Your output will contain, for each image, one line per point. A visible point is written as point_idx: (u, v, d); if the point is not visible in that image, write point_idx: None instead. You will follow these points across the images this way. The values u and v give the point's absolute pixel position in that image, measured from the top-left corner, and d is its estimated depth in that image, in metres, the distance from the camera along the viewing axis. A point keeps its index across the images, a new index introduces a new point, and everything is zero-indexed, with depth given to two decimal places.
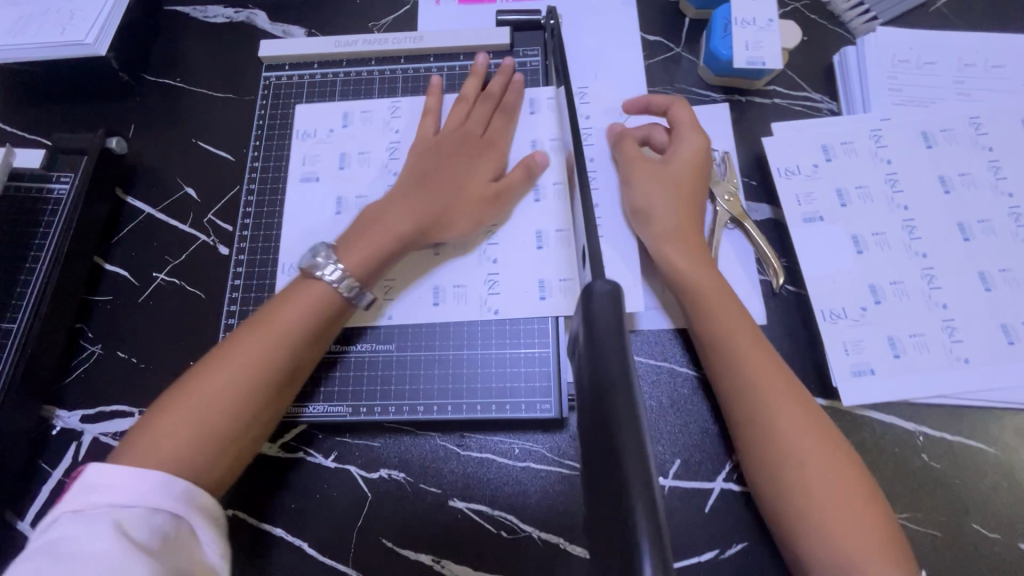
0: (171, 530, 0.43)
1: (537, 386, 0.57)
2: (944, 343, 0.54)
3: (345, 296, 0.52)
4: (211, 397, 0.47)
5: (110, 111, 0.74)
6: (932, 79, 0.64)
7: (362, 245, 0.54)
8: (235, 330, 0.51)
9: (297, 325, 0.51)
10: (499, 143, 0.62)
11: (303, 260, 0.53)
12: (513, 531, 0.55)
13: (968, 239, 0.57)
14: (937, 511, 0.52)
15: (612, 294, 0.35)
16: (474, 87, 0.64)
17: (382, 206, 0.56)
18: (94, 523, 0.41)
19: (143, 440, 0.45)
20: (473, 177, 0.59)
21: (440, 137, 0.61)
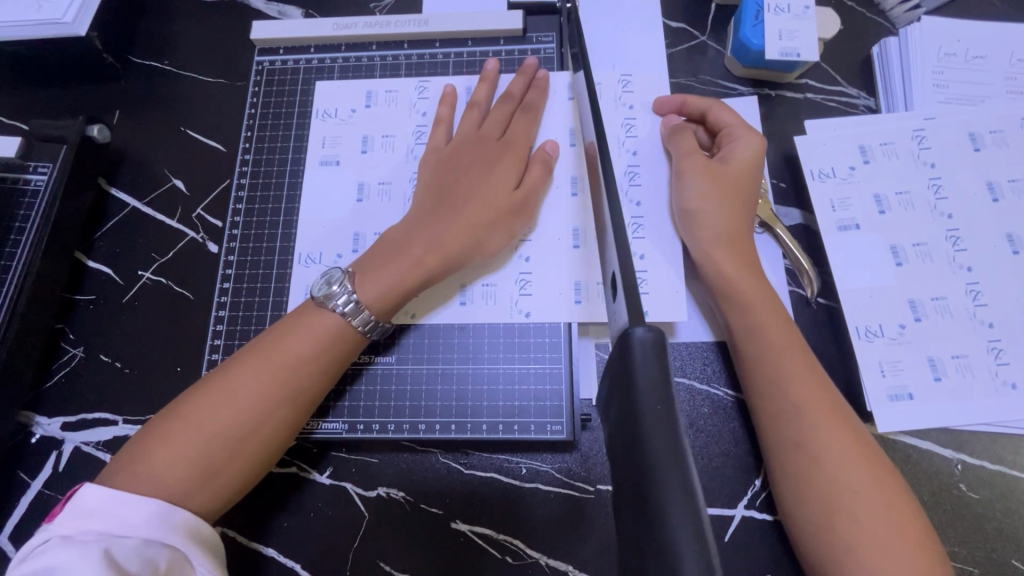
0: (168, 560, 0.40)
1: (547, 406, 0.53)
2: (989, 366, 0.50)
3: (360, 330, 0.49)
4: (210, 431, 0.44)
5: (93, 95, 0.69)
6: (980, 75, 0.59)
7: (381, 277, 0.50)
8: (238, 356, 0.48)
9: (307, 359, 0.47)
10: (520, 147, 0.56)
11: (317, 286, 0.50)
12: (519, 557, 0.52)
13: (1018, 252, 0.53)
14: (975, 546, 0.49)
15: (655, 346, 0.30)
16: (486, 93, 0.60)
17: (400, 235, 0.52)
18: (85, 550, 0.38)
19: (136, 469, 0.43)
20: (496, 184, 0.54)
21: (454, 148, 0.57)
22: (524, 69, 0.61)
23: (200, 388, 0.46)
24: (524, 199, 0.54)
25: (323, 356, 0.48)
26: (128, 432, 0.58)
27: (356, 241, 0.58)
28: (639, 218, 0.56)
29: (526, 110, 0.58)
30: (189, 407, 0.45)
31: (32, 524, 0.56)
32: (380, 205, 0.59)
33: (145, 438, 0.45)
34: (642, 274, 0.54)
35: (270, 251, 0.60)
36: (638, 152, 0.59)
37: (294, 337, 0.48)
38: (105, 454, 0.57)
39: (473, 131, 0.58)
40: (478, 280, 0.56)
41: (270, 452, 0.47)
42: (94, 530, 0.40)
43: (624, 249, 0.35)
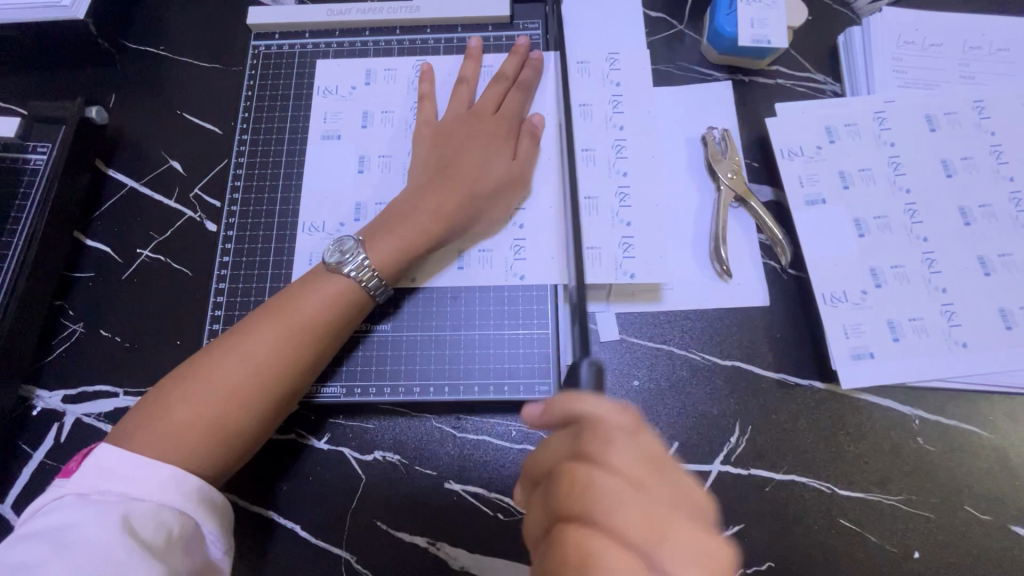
0: (180, 526, 0.42)
1: (536, 368, 0.56)
2: (943, 328, 0.54)
3: (371, 293, 0.52)
4: (222, 392, 0.46)
5: (90, 80, 0.70)
6: (936, 61, 0.64)
7: (391, 240, 0.53)
8: (247, 320, 0.50)
9: (315, 323, 0.50)
10: (512, 120, 0.60)
11: (329, 253, 0.52)
12: (509, 513, 0.55)
13: (970, 223, 0.57)
14: (928, 493, 0.53)
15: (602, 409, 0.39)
16: (474, 69, 0.63)
17: (405, 204, 0.55)
18: (103, 512, 0.40)
19: (152, 429, 0.45)
20: (493, 158, 0.57)
21: (449, 122, 0.60)
22: (516, 49, 0.63)
23: (209, 352, 0.48)
24: (522, 172, 0.58)
25: (329, 320, 0.50)
26: (129, 404, 0.60)
27: (357, 211, 0.61)
28: (624, 188, 0.59)
29: (519, 86, 0.61)
30: (200, 370, 0.47)
31: (33, 494, 0.57)
32: (380, 176, 0.62)
33: (155, 402, 0.46)
34: (627, 240, 0.57)
35: (270, 221, 0.62)
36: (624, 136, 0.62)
37: (302, 303, 0.50)
38: (106, 425, 0.59)
39: (466, 107, 0.61)
40: (475, 246, 0.59)
41: (278, 414, 0.49)
42: (109, 491, 0.42)
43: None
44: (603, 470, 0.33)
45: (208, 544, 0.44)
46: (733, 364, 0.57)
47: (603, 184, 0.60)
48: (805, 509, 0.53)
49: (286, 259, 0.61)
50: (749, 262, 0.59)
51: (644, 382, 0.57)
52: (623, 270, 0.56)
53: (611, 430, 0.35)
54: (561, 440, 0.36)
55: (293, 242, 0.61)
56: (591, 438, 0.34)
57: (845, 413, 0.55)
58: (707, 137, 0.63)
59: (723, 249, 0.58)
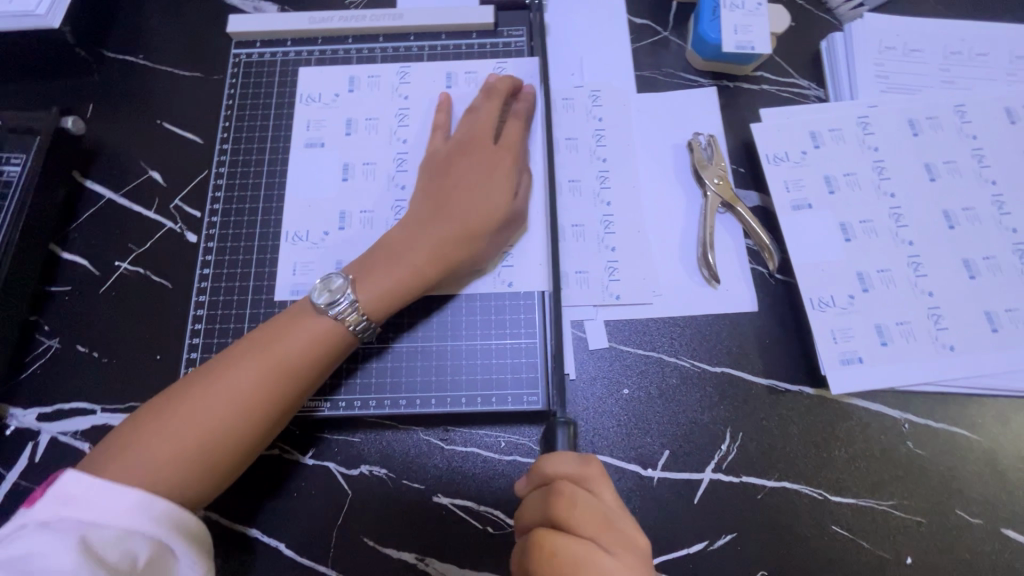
0: (149, 552, 0.41)
1: (523, 377, 0.55)
2: (930, 331, 0.55)
3: (357, 334, 0.51)
4: (202, 429, 0.45)
5: (65, 89, 0.69)
6: (917, 66, 0.64)
7: (388, 284, 0.51)
8: (230, 350, 0.49)
9: (298, 357, 0.49)
10: (514, 153, 0.58)
11: (317, 291, 0.50)
12: (499, 526, 0.54)
13: (954, 227, 0.58)
14: (920, 498, 0.53)
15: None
16: (480, 94, 0.62)
17: (401, 243, 0.53)
18: (64, 538, 0.38)
19: (124, 457, 0.43)
20: (494, 191, 0.55)
21: (449, 150, 0.58)
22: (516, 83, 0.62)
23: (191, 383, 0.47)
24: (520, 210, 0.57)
25: (313, 356, 0.49)
26: (106, 421, 0.58)
27: (342, 219, 0.60)
28: (609, 215, 0.61)
29: (520, 117, 0.60)
30: (180, 404, 0.46)
31: (8, 517, 0.55)
32: (365, 184, 0.61)
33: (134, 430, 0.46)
34: (613, 264, 0.59)
35: (252, 231, 0.61)
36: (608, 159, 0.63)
37: (289, 339, 0.49)
38: (83, 443, 0.57)
39: (465, 136, 0.59)
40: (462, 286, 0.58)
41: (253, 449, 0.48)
42: (70, 517, 0.40)
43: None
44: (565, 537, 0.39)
45: (181, 567, 0.43)
46: (722, 371, 0.57)
47: (588, 212, 0.61)
48: (797, 517, 0.53)
49: (269, 269, 0.60)
50: (738, 267, 0.59)
51: (634, 390, 0.57)
52: (609, 292, 0.58)
53: (571, 490, 0.40)
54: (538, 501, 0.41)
55: (276, 253, 0.60)
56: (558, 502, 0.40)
57: (836, 418, 0.55)
58: (693, 142, 0.63)
59: (710, 254, 0.58)
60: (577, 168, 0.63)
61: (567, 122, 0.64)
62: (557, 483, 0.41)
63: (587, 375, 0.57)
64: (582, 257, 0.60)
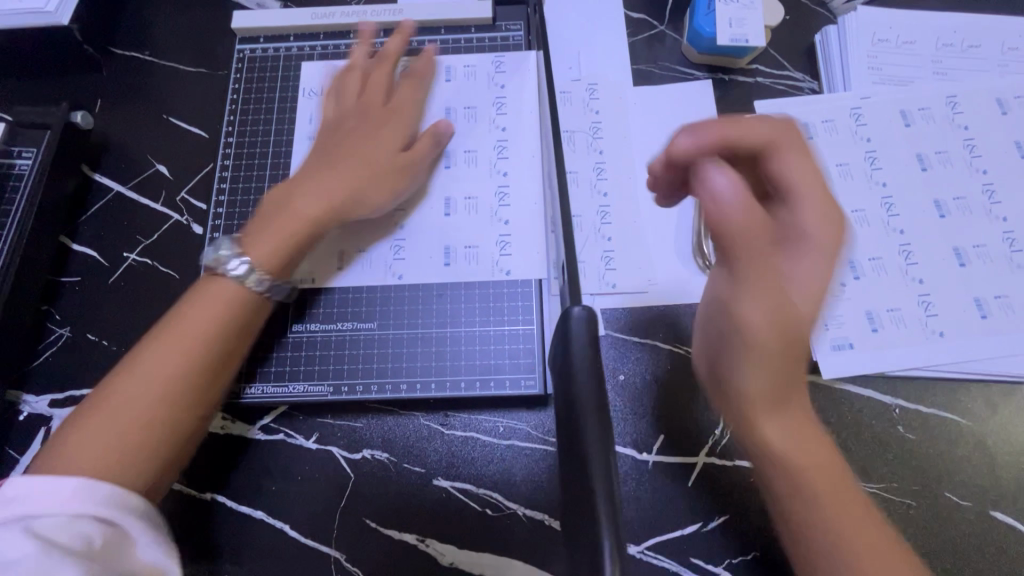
0: (103, 536, 0.38)
1: (521, 363, 0.57)
2: (920, 318, 0.56)
3: (259, 291, 0.48)
4: (154, 405, 0.43)
5: (74, 85, 0.70)
6: (910, 58, 0.65)
7: (272, 235, 0.49)
8: (150, 334, 0.46)
9: (216, 322, 0.46)
10: (400, 112, 0.59)
11: (206, 254, 0.48)
12: (497, 508, 0.55)
13: (945, 216, 0.58)
14: (911, 482, 0.54)
15: (587, 322, 0.34)
16: (364, 55, 0.61)
17: (283, 197, 0.52)
18: (10, 529, 0.36)
19: (54, 460, 0.40)
20: (378, 145, 0.56)
21: (341, 115, 0.58)
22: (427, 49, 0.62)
23: (110, 377, 0.44)
24: (403, 163, 0.57)
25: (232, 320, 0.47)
26: None
27: None
28: (606, 207, 0.62)
29: (418, 80, 0.61)
30: (116, 391, 0.43)
31: None
32: None
33: (67, 436, 0.42)
34: (609, 253, 0.61)
35: None
36: (604, 151, 0.64)
37: (194, 310, 0.46)
38: None
39: (363, 95, 0.59)
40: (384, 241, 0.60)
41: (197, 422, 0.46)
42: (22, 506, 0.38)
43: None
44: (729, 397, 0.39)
45: (140, 548, 0.40)
46: None
47: (585, 202, 0.62)
48: None
49: None
50: None
51: (629, 376, 0.58)
52: (605, 281, 0.60)
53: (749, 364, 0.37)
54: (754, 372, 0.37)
55: None
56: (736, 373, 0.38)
57: (828, 403, 0.56)
58: None
59: (706, 243, 0.60)
60: (575, 160, 0.64)
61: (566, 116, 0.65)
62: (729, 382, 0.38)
63: None
64: (581, 246, 0.61)
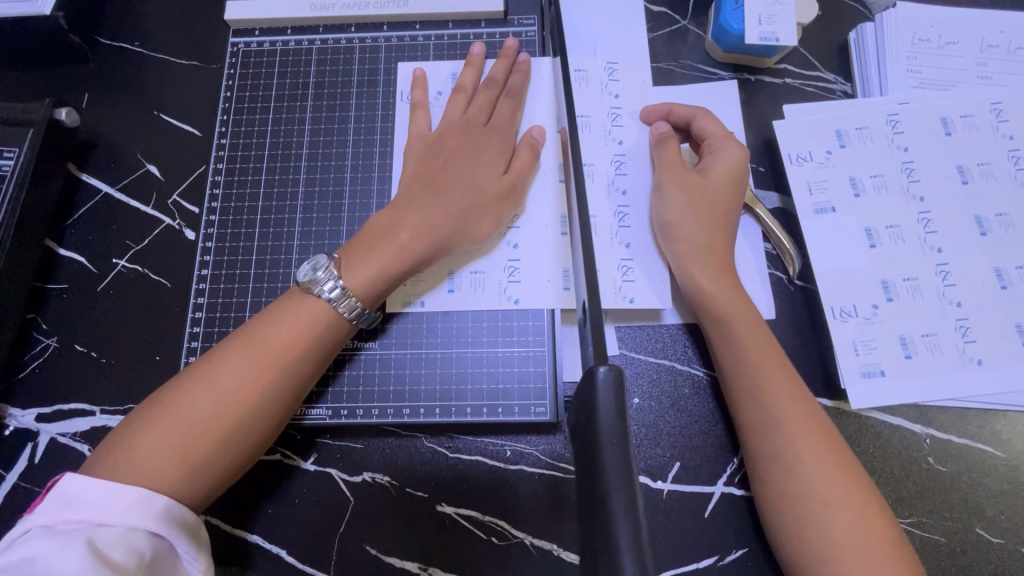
0: (153, 550, 0.40)
1: (531, 387, 0.54)
2: (957, 343, 0.52)
3: (348, 318, 0.48)
4: (210, 417, 0.43)
5: (59, 78, 0.66)
6: (951, 60, 0.61)
7: (369, 260, 0.49)
8: (228, 340, 0.47)
9: (289, 345, 0.46)
10: (506, 131, 0.57)
11: (302, 272, 0.48)
12: (504, 536, 0.52)
13: (986, 234, 0.55)
14: (941, 516, 0.51)
15: (615, 384, 0.29)
16: (472, 78, 0.59)
17: (387, 221, 0.51)
18: (67, 541, 0.37)
19: (119, 456, 0.42)
20: (488, 171, 0.54)
21: (440, 134, 0.56)
22: (504, 52, 0.60)
23: (186, 378, 0.45)
24: (513, 184, 0.55)
25: (304, 344, 0.47)
26: (106, 422, 0.57)
27: (348, 221, 0.58)
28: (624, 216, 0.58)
29: (510, 95, 0.58)
30: (182, 397, 0.44)
31: (7, 519, 0.54)
32: (369, 188, 0.59)
33: (134, 426, 0.43)
34: (626, 263, 0.56)
35: (251, 231, 0.59)
36: (623, 141, 0.60)
37: (272, 328, 0.47)
38: (83, 445, 0.56)
39: (460, 115, 0.57)
40: (466, 267, 0.56)
41: (254, 444, 0.46)
42: (74, 519, 0.39)
43: (587, 237, 0.35)
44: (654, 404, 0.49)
45: (184, 563, 0.42)
46: None
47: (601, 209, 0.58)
48: None
49: (268, 270, 0.58)
50: (757, 273, 0.56)
51: (644, 400, 0.55)
52: (622, 294, 0.55)
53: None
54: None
55: (276, 254, 0.58)
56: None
57: (855, 432, 0.53)
58: None
59: None
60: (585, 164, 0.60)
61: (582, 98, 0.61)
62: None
63: None
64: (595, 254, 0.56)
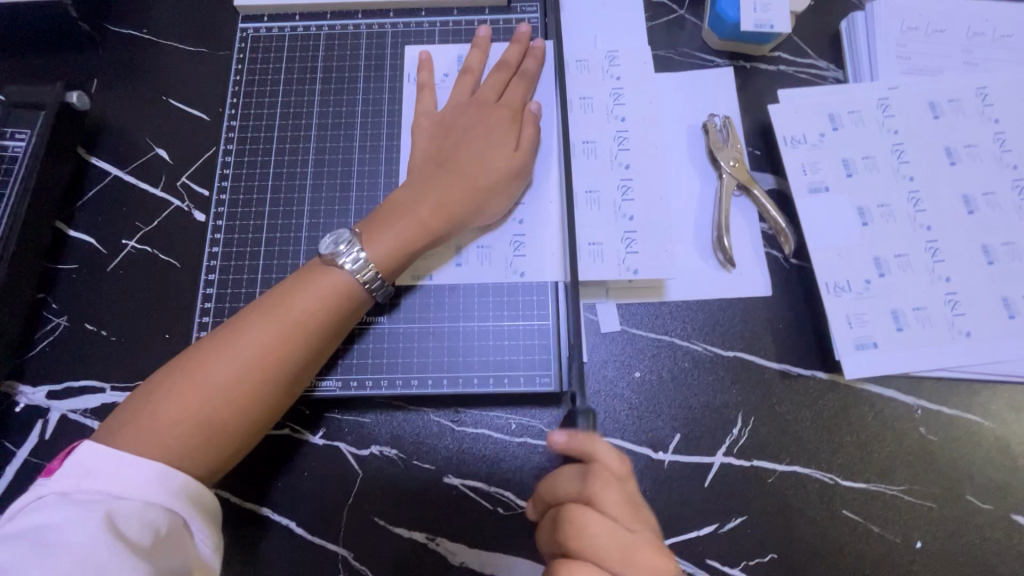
0: (168, 525, 0.41)
1: (536, 359, 0.55)
2: (946, 317, 0.54)
3: (368, 289, 0.50)
4: (230, 385, 0.45)
5: (70, 64, 0.68)
6: (940, 47, 0.63)
7: (390, 235, 0.51)
8: (247, 309, 0.48)
9: (308, 317, 0.47)
10: (514, 108, 0.58)
11: (324, 244, 0.50)
12: (509, 507, 0.54)
13: (973, 212, 0.57)
14: (931, 484, 0.53)
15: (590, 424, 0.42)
16: (479, 59, 0.61)
17: (404, 197, 0.53)
18: (85, 510, 0.38)
19: (141, 419, 0.43)
20: (498, 148, 0.55)
21: (447, 114, 0.58)
22: (518, 37, 0.62)
23: (205, 344, 0.46)
24: (525, 159, 0.56)
25: (322, 316, 0.48)
26: (116, 399, 0.58)
27: (356, 201, 0.60)
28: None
29: (522, 76, 0.60)
30: (202, 365, 0.45)
31: (19, 492, 0.55)
32: (376, 170, 0.60)
33: (156, 388, 0.45)
34: (630, 235, 0.57)
35: (261, 211, 0.60)
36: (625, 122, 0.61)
37: (290, 299, 0.48)
38: (93, 421, 0.57)
39: (468, 95, 0.59)
40: (473, 242, 0.58)
41: (273, 411, 0.47)
42: (91, 491, 0.40)
43: None
44: (598, 512, 0.41)
45: (197, 541, 0.42)
46: (734, 355, 0.56)
47: (606, 176, 0.59)
48: (806, 501, 0.53)
49: (279, 247, 0.59)
50: (753, 250, 0.59)
51: (645, 373, 0.56)
52: (627, 266, 0.56)
53: (609, 478, 0.41)
54: (571, 475, 0.43)
55: (286, 232, 0.59)
56: (597, 481, 0.41)
57: (849, 404, 0.55)
58: (708, 124, 0.62)
59: (725, 238, 0.57)
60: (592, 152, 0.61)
61: (582, 81, 0.62)
62: (598, 467, 0.41)
63: (599, 358, 0.57)
64: (597, 228, 0.57)
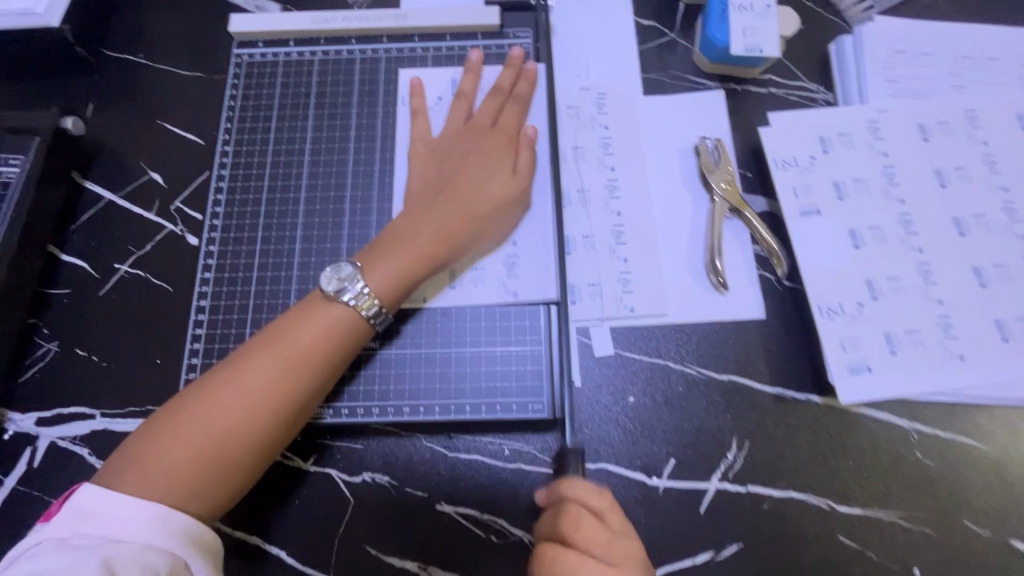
0: (168, 568, 0.39)
1: (529, 386, 0.55)
2: (940, 340, 0.54)
3: (371, 322, 0.50)
4: (231, 419, 0.44)
5: (65, 90, 0.68)
6: (927, 70, 0.63)
7: (390, 265, 0.50)
8: (251, 343, 0.48)
9: (309, 349, 0.47)
10: (510, 132, 0.58)
11: (326, 278, 0.49)
12: (503, 534, 0.53)
13: (964, 234, 0.57)
14: (928, 509, 0.52)
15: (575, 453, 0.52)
16: (472, 83, 0.62)
17: (403, 226, 0.53)
18: (81, 556, 0.37)
19: (143, 454, 0.43)
20: (495, 173, 0.55)
21: (443, 140, 0.59)
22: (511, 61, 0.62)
23: (210, 378, 0.46)
24: (524, 184, 0.56)
25: (323, 348, 0.48)
26: (106, 426, 0.57)
27: (349, 225, 0.60)
28: (619, 226, 0.60)
29: (516, 100, 0.60)
30: (204, 399, 0.45)
31: (7, 521, 0.55)
32: (368, 194, 0.61)
33: (158, 423, 0.45)
34: (625, 276, 0.59)
35: (254, 235, 0.60)
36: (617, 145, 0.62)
37: (292, 332, 0.48)
38: (82, 448, 0.57)
39: (462, 122, 0.60)
40: (467, 266, 0.58)
41: (274, 445, 0.47)
42: (90, 534, 0.39)
43: None
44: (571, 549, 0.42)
45: None
46: (729, 378, 0.56)
47: (598, 223, 0.60)
48: (802, 527, 0.52)
49: (271, 272, 0.59)
50: (746, 273, 0.59)
51: (639, 398, 0.56)
52: (623, 304, 0.58)
53: (580, 509, 0.44)
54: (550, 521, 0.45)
55: (279, 257, 0.59)
56: (568, 518, 0.43)
57: (844, 428, 0.54)
58: (699, 146, 0.62)
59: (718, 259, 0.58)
60: (584, 176, 0.62)
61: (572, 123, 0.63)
62: (568, 502, 0.44)
63: (592, 382, 0.56)
64: (598, 269, 0.59)
